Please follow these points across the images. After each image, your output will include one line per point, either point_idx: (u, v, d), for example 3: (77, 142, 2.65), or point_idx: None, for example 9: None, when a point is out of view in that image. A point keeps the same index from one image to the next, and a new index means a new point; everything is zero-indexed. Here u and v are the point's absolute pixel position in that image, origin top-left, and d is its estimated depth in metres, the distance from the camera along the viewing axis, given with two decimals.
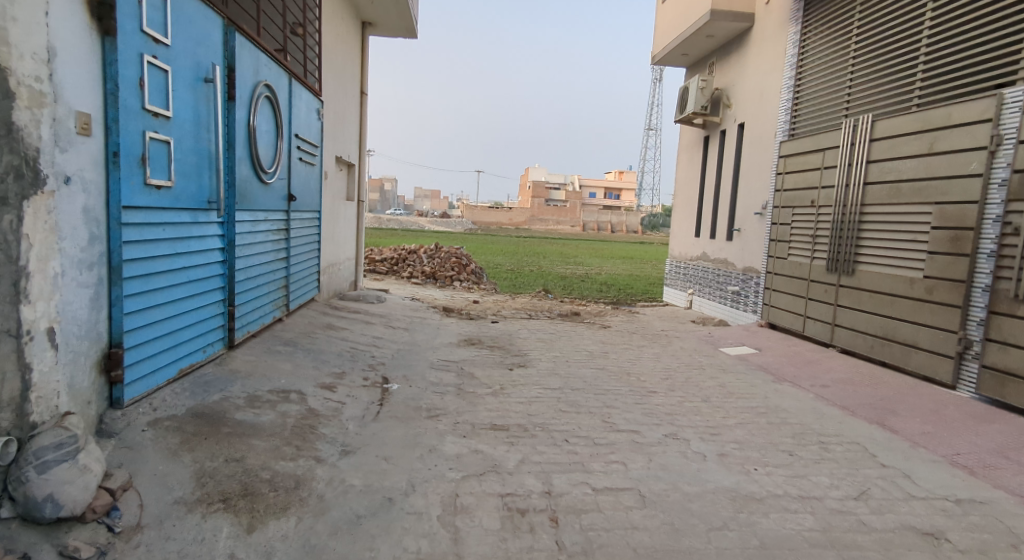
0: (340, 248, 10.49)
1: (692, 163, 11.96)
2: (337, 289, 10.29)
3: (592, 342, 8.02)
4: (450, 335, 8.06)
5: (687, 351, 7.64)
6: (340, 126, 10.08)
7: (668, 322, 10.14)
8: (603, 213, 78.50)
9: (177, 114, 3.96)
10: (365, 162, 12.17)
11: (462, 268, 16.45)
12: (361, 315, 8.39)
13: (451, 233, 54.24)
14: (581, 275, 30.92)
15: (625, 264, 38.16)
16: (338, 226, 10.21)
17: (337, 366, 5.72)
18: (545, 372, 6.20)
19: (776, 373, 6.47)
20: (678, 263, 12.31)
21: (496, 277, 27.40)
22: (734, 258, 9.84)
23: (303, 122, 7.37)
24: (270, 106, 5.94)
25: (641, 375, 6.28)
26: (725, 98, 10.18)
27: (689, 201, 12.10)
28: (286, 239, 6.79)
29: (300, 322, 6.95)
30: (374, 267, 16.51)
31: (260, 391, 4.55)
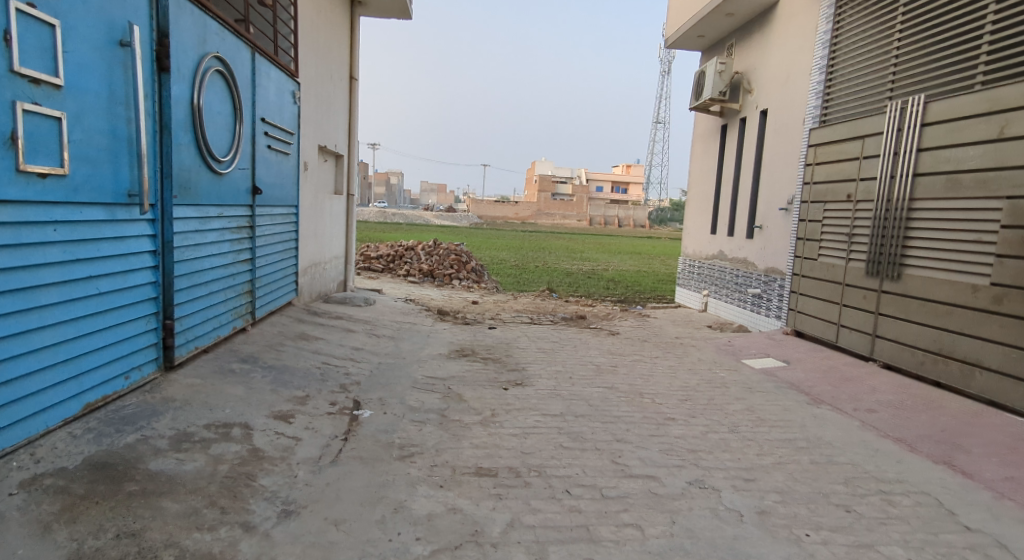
0: (325, 246, 9.65)
1: (709, 154, 11.08)
2: (322, 291, 9.47)
3: (598, 353, 7.17)
4: (440, 345, 7.20)
5: (706, 364, 6.78)
6: (324, 114, 9.23)
7: (681, 327, 9.27)
8: (610, 207, 77.49)
9: (77, 83, 3.24)
10: (355, 153, 11.34)
11: (462, 266, 15.62)
12: (342, 321, 7.56)
13: (456, 227, 53.33)
14: (588, 272, 29.98)
15: (633, 260, 37.19)
16: (321, 222, 9.39)
17: (301, 388, 4.90)
18: (545, 394, 5.35)
19: (809, 392, 5.57)
20: (693, 262, 11.43)
21: (500, 273, 26.56)
22: (756, 258, 9.00)
23: (271, 106, 6.52)
24: (218, 81, 5.07)
25: (656, 397, 5.42)
26: (744, 83, 9.32)
27: (705, 195, 11.23)
28: (248, 238, 5.95)
29: (267, 332, 6.13)
30: (369, 264, 15.70)
31: (194, 426, 3.74)
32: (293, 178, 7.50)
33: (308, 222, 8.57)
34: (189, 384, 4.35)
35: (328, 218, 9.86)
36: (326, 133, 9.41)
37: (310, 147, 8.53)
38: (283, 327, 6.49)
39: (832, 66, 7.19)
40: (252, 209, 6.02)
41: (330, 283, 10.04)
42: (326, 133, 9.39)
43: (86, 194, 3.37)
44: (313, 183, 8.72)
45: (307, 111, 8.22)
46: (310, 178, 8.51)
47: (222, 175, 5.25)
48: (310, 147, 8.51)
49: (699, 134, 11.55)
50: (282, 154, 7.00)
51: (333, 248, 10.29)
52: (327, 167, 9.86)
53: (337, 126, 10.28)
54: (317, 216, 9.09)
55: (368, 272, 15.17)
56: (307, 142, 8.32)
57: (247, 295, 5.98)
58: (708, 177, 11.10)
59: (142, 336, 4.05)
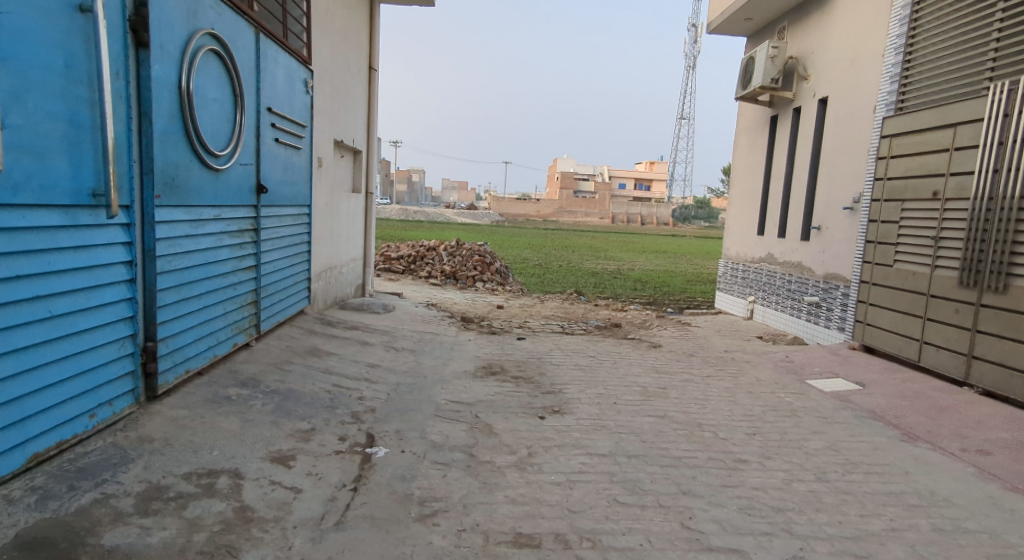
0: (341, 249, 9.00)
1: (757, 147, 10.25)
2: (338, 296, 8.86)
3: (641, 371, 6.41)
4: (465, 360, 6.49)
5: (767, 386, 5.99)
6: (340, 106, 8.57)
7: (729, 339, 8.45)
8: (633, 205, 76.44)
9: (12, 54, 2.62)
10: (374, 149, 10.67)
11: (486, 267, 14.94)
12: (357, 332, 6.89)
13: (478, 225, 52.76)
14: (614, 272, 29.13)
15: (660, 260, 36.24)
16: (337, 223, 8.73)
17: (306, 419, 4.22)
18: (588, 426, 4.61)
19: (897, 424, 4.78)
20: (738, 266, 10.66)
21: (523, 273, 25.84)
22: (814, 263, 8.24)
23: (279, 95, 5.84)
24: (214, 63, 4.39)
25: (719, 430, 4.66)
26: (800, 69, 8.57)
27: (752, 192, 10.40)
28: (251, 242, 5.27)
29: (274, 347, 5.47)
30: (390, 265, 15.09)
31: (170, 478, 3.06)
32: (305, 175, 6.83)
33: (322, 225, 7.92)
34: (173, 418, 3.69)
35: (345, 219, 9.22)
36: (342, 127, 8.74)
37: (325, 143, 7.86)
38: (292, 341, 5.83)
39: (910, 45, 6.33)
40: (256, 210, 5.34)
41: (348, 288, 9.40)
42: (342, 127, 8.72)
43: (29, 193, 2.73)
44: (328, 182, 8.05)
45: (321, 103, 7.56)
46: (324, 177, 7.85)
47: (219, 173, 4.56)
48: (325, 142, 7.86)
49: (744, 127, 10.71)
50: (293, 148, 6.34)
51: (351, 251, 9.63)
52: (343, 163, 9.21)
53: (355, 121, 9.62)
54: (332, 217, 8.44)
55: (389, 274, 14.54)
56: (321, 137, 7.66)
57: (249, 306, 5.31)
58: (756, 173, 10.27)
59: (114, 363, 3.38)
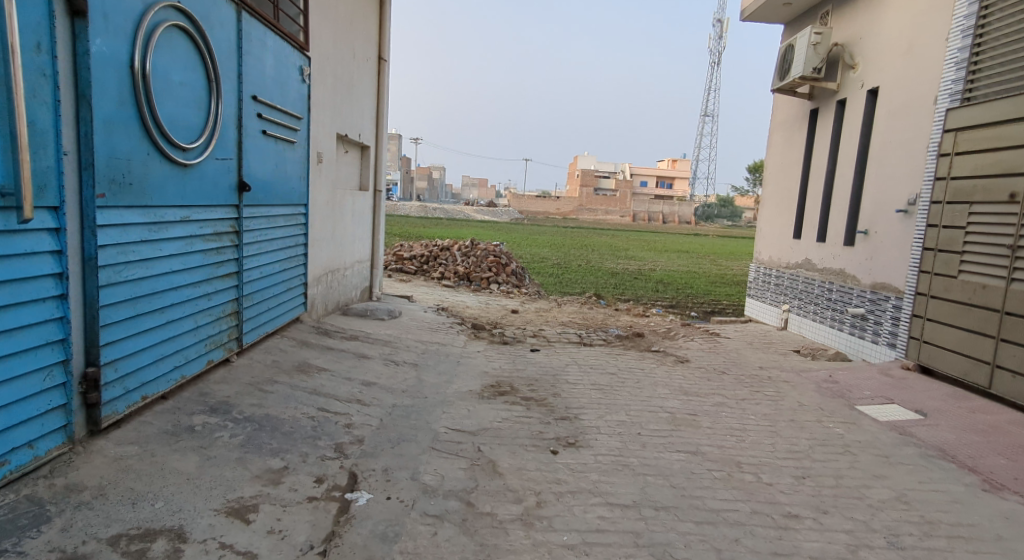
0: (346, 251, 8.45)
1: (794, 143, 9.52)
2: (342, 301, 8.32)
3: (668, 392, 5.75)
4: (470, 376, 5.87)
5: (811, 413, 5.29)
6: (345, 99, 8.00)
7: (763, 353, 7.74)
8: (654, 204, 75.39)
9: None
10: (383, 145, 10.11)
11: (502, 267, 14.34)
12: (356, 343, 6.31)
13: (497, 223, 52.19)
14: (635, 272, 28.35)
15: (682, 260, 35.34)
16: (341, 223, 8.17)
17: (280, 455, 3.62)
18: (609, 465, 3.97)
19: (974, 468, 4.08)
20: (771, 272, 9.98)
21: (541, 273, 25.21)
22: (861, 272, 7.53)
23: (269, 81, 5.24)
24: (179, 40, 3.79)
25: (762, 472, 4.00)
26: (847, 57, 7.88)
27: (788, 191, 9.67)
28: (231, 245, 4.69)
29: (257, 362, 4.90)
30: (402, 265, 14.57)
31: (91, 547, 2.50)
32: (302, 171, 6.24)
33: (323, 225, 7.37)
34: (117, 458, 3.12)
35: (350, 219, 8.66)
36: (347, 121, 8.18)
37: (327, 137, 7.30)
38: (279, 355, 5.27)
39: (981, 28, 5.62)
40: (238, 210, 4.76)
41: (352, 292, 8.84)
42: (347, 121, 8.16)
43: None
44: (329, 179, 7.49)
45: (322, 94, 6.99)
46: (325, 174, 7.29)
47: (187, 169, 3.96)
48: (326, 136, 7.30)
49: (780, 121, 9.99)
50: (285, 141, 5.74)
51: (357, 252, 9.07)
52: (348, 160, 8.65)
53: (363, 114, 9.06)
54: (335, 217, 7.88)
55: (401, 275, 14.00)
56: (322, 131, 7.10)
57: (228, 318, 4.73)
58: (793, 171, 9.55)
59: (38, 398, 2.81)
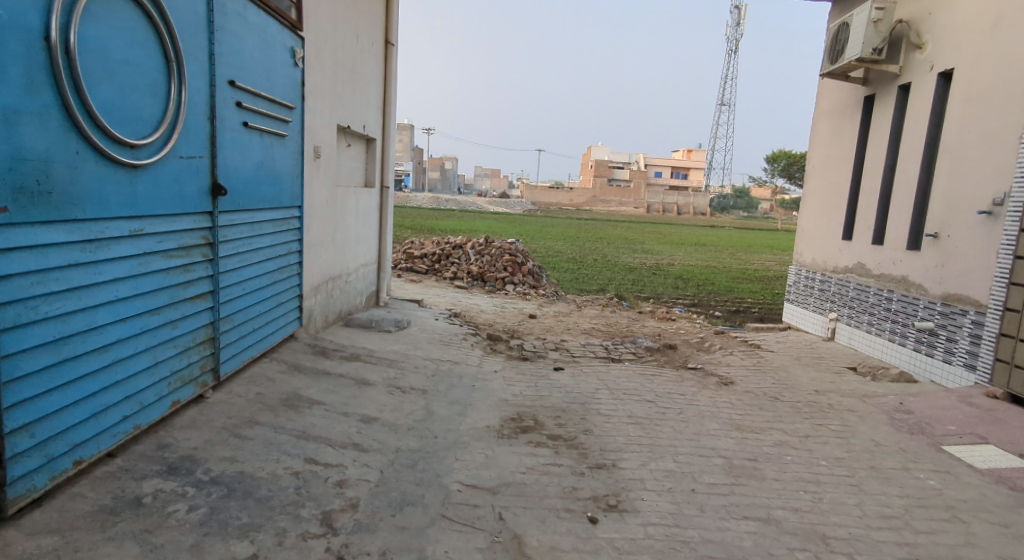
0: (348, 256, 7.67)
1: (845, 134, 8.63)
2: (345, 309, 7.58)
3: (719, 427, 4.93)
4: (487, 407, 5.07)
5: (894, 458, 4.46)
6: (348, 86, 7.21)
7: (816, 372, 6.89)
8: (669, 195, 74.17)
9: None
10: (391, 137, 9.32)
11: (518, 267, 13.56)
12: (357, 366, 5.53)
13: (511, 216, 51.32)
14: (653, 267, 27.44)
15: (700, 254, 34.34)
16: (342, 224, 7.40)
17: (249, 536, 2.84)
18: (664, 544, 3.17)
19: None
20: (814, 276, 9.17)
21: (557, 269, 24.39)
22: (931, 282, 6.68)
23: (252, 63, 4.43)
24: (122, 6, 2.99)
25: (858, 554, 3.20)
26: (913, 36, 7.12)
27: (836, 187, 8.79)
28: (204, 259, 3.87)
29: (237, 397, 4.14)
30: (412, 264, 13.83)
31: None
32: (295, 168, 5.44)
33: (322, 228, 6.60)
34: None
35: (354, 220, 7.90)
36: (350, 111, 7.39)
37: (326, 130, 6.51)
38: (266, 385, 4.50)
39: None
40: (213, 216, 3.94)
41: (356, 299, 8.08)
42: (350, 112, 7.37)
43: None
44: (329, 175, 6.70)
45: (320, 80, 6.18)
46: (324, 171, 6.50)
47: (138, 170, 3.13)
48: (326, 128, 6.51)
49: (827, 110, 9.10)
50: (274, 134, 4.93)
51: (361, 255, 8.31)
52: (351, 154, 7.88)
53: (368, 104, 8.27)
54: (336, 218, 7.11)
55: (412, 275, 13.24)
56: (320, 122, 6.31)
57: (202, 346, 3.90)
58: (843, 165, 8.66)
59: None
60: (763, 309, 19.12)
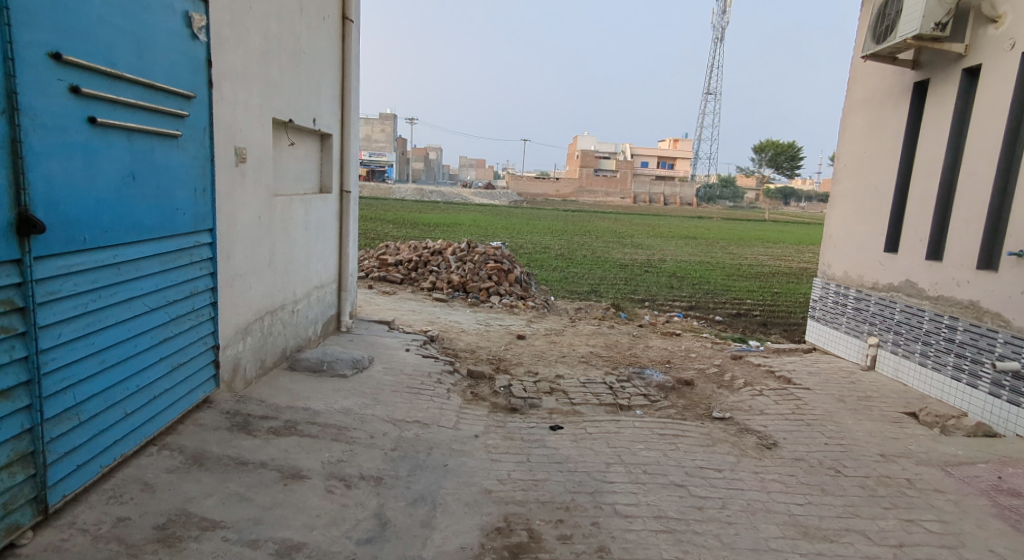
0: (294, 280, 6.28)
1: (889, 126, 7.30)
2: (290, 347, 6.19)
3: (780, 534, 3.61)
4: (463, 511, 3.69)
5: None
6: (289, 70, 5.77)
7: (870, 421, 5.60)
8: (656, 186, 73.03)
9: None
10: (350, 133, 7.90)
11: (503, 275, 12.26)
12: (288, 445, 4.12)
13: (496, 208, 49.98)
14: (644, 264, 26.19)
15: (691, 248, 33.17)
16: (286, 244, 6.00)
17: None
18: None
19: None
20: (847, 292, 7.87)
21: (544, 267, 23.02)
22: (1018, 313, 5.39)
23: (107, 29, 3.00)
24: None
25: None
26: (988, 7, 5.83)
27: (873, 190, 7.52)
28: (4, 336, 2.51)
29: (77, 538, 2.76)
30: (386, 274, 12.50)
31: None
32: (199, 180, 4.01)
33: (253, 252, 5.21)
34: None
35: (303, 236, 6.53)
36: (294, 102, 5.98)
37: (257, 127, 5.11)
38: (137, 502, 3.09)
39: None
40: (17, 266, 2.57)
41: (306, 332, 6.69)
42: (294, 103, 5.96)
43: None
44: (263, 185, 5.31)
45: (240, 62, 4.73)
46: (253, 179, 5.09)
47: None
48: (256, 124, 5.10)
49: (863, 97, 7.80)
50: (157, 134, 3.48)
51: (313, 277, 6.91)
52: (296, 155, 6.47)
53: (320, 93, 6.84)
54: (276, 237, 5.72)
55: (385, 287, 11.92)
56: (246, 116, 4.89)
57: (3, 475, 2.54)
58: (883, 163, 7.38)
59: None
60: (764, 311, 17.93)
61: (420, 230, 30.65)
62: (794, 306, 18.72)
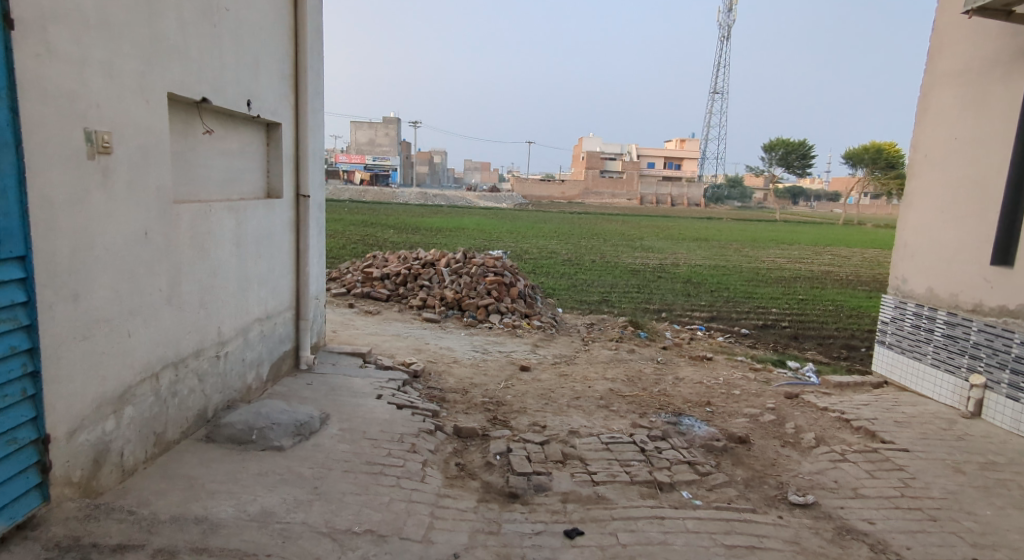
0: (217, 315, 4.78)
1: (996, 101, 5.61)
2: (211, 406, 4.66)
3: None
4: None
5: None
6: (195, 27, 4.22)
7: (1018, 510, 3.95)
8: (663, 186, 71.29)
9: None
10: (307, 122, 6.38)
11: (505, 290, 10.65)
12: None
13: (501, 211, 48.37)
14: (656, 269, 24.48)
15: (705, 251, 31.43)
16: (202, 267, 4.51)
17: None
18: None
19: None
20: (935, 313, 6.12)
21: (550, 274, 21.40)
22: None
23: None
24: None
25: None
26: None
27: (970, 184, 5.83)
28: None
29: None
30: (372, 290, 10.97)
31: None
32: None
33: (136, 284, 3.70)
34: None
35: (234, 255, 5.04)
36: (207, 73, 4.44)
37: (133, 103, 3.61)
38: None
39: None
40: None
41: (238, 380, 5.18)
42: (209, 77, 4.46)
43: None
44: (152, 188, 3.81)
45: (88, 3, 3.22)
46: (128, 178, 3.59)
47: None
48: (132, 100, 3.61)
49: (953, 66, 6.08)
50: None
51: (251, 307, 5.42)
52: (219, 148, 4.98)
53: (256, 68, 5.31)
54: (182, 260, 4.21)
55: (369, 307, 10.40)
56: (107, 88, 3.40)
57: None
58: (986, 149, 5.69)
59: None
60: (794, 320, 16.20)
61: (421, 236, 29.01)
62: (826, 313, 16.98)
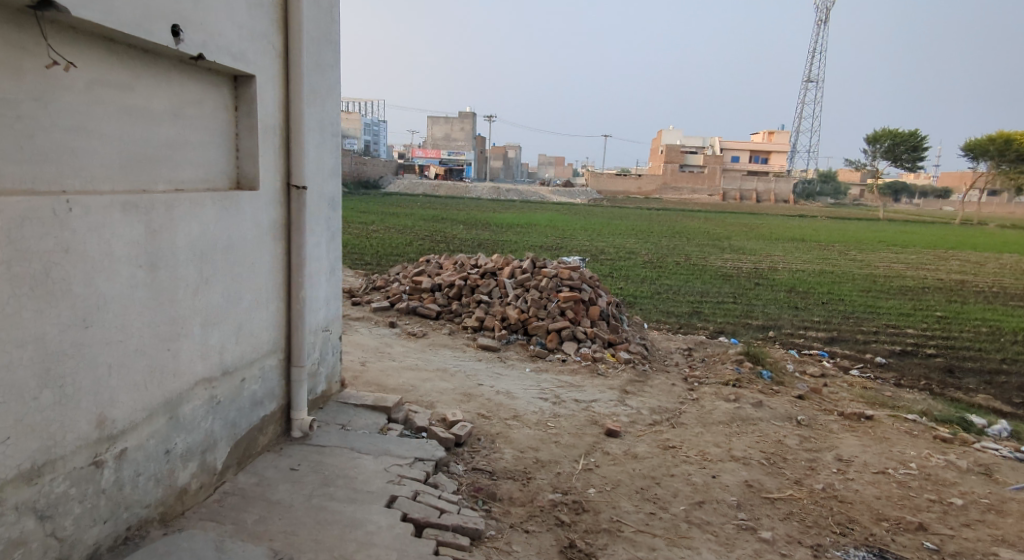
0: (101, 392, 2.75)
1: None
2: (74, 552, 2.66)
3: None
4: None
5: None
6: None
7: None
8: (749, 181, 66.74)
9: None
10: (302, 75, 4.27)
11: (585, 308, 8.36)
12: None
13: (577, 207, 45.64)
14: (754, 274, 21.41)
15: (805, 252, 27.92)
16: (54, 313, 2.50)
17: None
18: None
19: None
20: None
21: (631, 278, 18.88)
22: None
23: None
24: None
25: None
26: None
27: None
28: None
29: None
30: (419, 304, 8.93)
31: None
32: None
33: None
34: None
35: (148, 285, 3.01)
36: None
37: None
38: None
39: None
40: None
41: (156, 487, 3.15)
42: None
43: None
44: None
45: None
46: None
47: None
48: None
49: None
50: None
51: (189, 363, 3.39)
52: (123, 103, 2.96)
53: None
54: None
55: (413, 327, 8.38)
56: None
57: None
58: None
59: None
60: (941, 345, 13.05)
61: (488, 232, 27.02)
62: (980, 338, 13.71)
